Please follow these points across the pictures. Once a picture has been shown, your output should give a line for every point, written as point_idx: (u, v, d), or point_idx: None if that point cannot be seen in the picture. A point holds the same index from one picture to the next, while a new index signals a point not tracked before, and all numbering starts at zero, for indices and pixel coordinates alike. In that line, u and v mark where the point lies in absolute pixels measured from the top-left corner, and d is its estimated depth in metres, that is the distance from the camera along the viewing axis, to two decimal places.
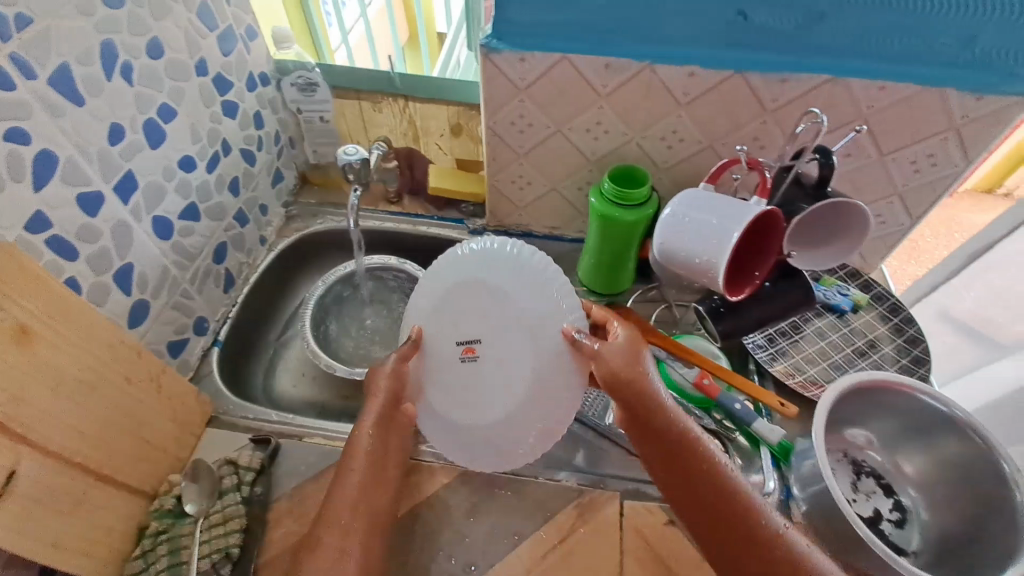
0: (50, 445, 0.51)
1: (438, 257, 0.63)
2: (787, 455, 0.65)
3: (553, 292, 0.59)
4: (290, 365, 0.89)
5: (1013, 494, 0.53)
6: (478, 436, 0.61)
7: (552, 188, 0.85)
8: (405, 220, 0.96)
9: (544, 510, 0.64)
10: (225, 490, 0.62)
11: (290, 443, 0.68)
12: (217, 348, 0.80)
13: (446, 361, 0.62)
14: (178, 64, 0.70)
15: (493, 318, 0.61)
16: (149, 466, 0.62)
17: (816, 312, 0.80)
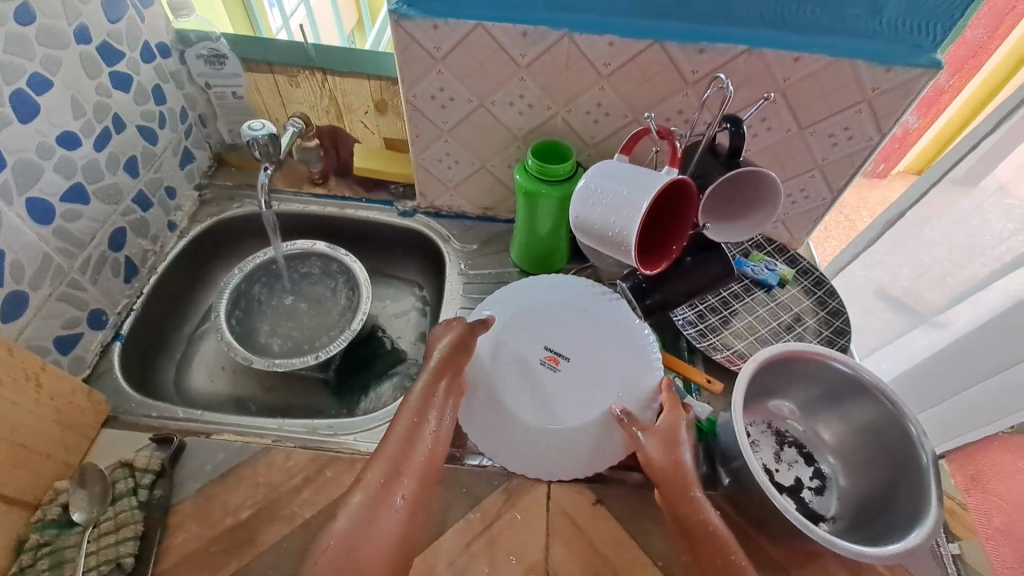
0: None
1: (528, 278, 0.74)
2: (713, 428, 0.65)
3: (629, 321, 0.70)
4: (205, 359, 0.84)
5: (918, 456, 0.54)
6: (544, 442, 0.63)
7: (480, 167, 0.82)
8: (332, 203, 0.91)
9: (470, 497, 0.62)
10: (118, 495, 0.57)
11: (195, 441, 0.63)
12: (119, 343, 0.74)
13: (530, 363, 0.67)
14: (54, 30, 0.63)
15: (578, 339, 0.69)
16: (30, 474, 0.56)
17: (744, 288, 0.81)
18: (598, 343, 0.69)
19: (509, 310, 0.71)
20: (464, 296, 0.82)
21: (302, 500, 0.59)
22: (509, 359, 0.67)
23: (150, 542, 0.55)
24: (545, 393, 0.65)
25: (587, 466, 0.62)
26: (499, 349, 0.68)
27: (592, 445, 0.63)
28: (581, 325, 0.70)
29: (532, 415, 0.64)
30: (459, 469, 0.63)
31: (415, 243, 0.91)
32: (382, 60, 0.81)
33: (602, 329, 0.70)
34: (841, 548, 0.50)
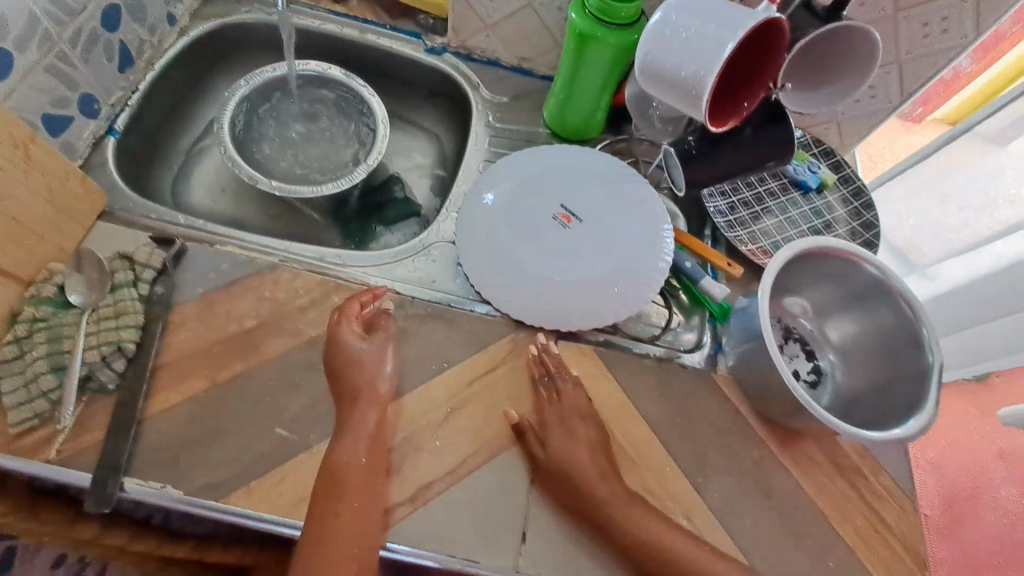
0: None
1: (548, 145, 0.74)
2: (726, 314, 0.66)
3: (646, 198, 0.69)
4: (205, 177, 0.78)
5: (925, 358, 0.55)
6: (545, 291, 0.63)
7: (527, 4, 0.73)
8: (352, 25, 0.81)
9: (477, 341, 0.61)
10: (118, 285, 0.54)
11: (198, 248, 0.59)
12: (113, 139, 0.68)
13: (542, 217, 0.67)
14: None
15: (597, 205, 0.69)
16: (23, 248, 0.52)
17: (781, 187, 0.78)
18: (612, 212, 0.69)
19: (525, 170, 0.70)
20: (489, 149, 0.76)
21: (310, 318, 0.58)
22: (524, 213, 0.67)
23: (153, 334, 0.54)
24: (552, 245, 0.66)
25: (581, 320, 0.63)
26: (514, 203, 0.68)
27: (591, 300, 0.64)
28: (598, 192, 0.70)
29: (537, 263, 0.65)
30: (469, 314, 0.63)
31: (440, 87, 0.84)
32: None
33: (619, 196, 0.69)
34: (854, 433, 0.53)
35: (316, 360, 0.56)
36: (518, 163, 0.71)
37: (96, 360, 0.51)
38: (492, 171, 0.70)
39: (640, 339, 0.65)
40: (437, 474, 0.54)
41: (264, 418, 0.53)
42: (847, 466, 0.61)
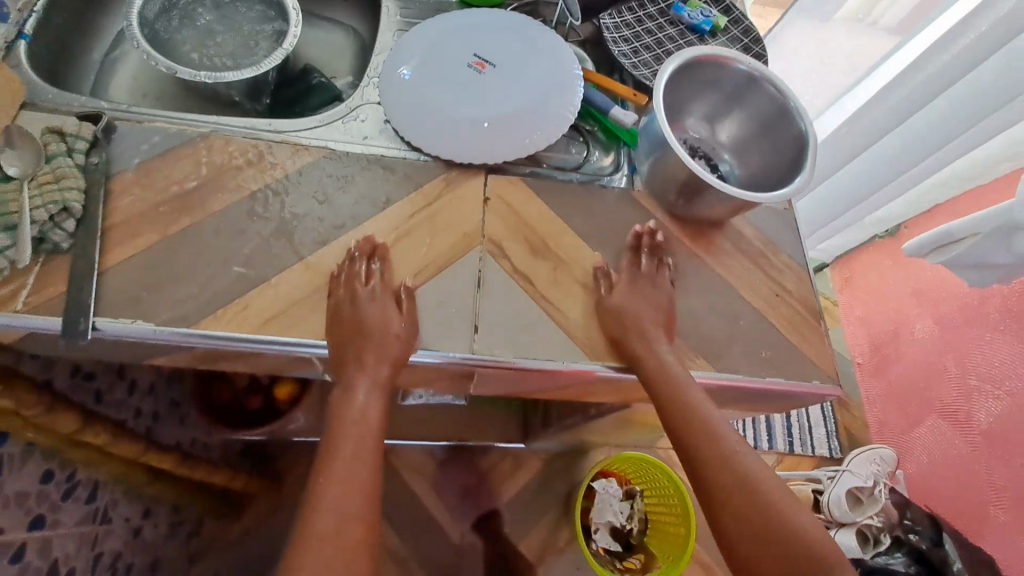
0: None
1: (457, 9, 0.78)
2: (634, 138, 0.73)
3: (552, 43, 0.75)
4: (123, 84, 0.78)
5: (801, 136, 0.63)
6: (468, 129, 0.68)
7: None
8: None
9: (412, 183, 0.66)
10: (53, 155, 0.56)
11: (126, 125, 0.61)
12: (25, 44, 0.67)
13: (458, 67, 0.72)
14: None
15: (507, 53, 0.74)
16: None
17: (679, 32, 0.84)
18: (522, 57, 0.74)
19: (433, 37, 0.75)
20: (400, 19, 0.78)
21: (249, 175, 0.61)
22: (441, 72, 0.72)
23: (96, 198, 0.56)
24: (471, 89, 0.71)
25: (505, 148, 0.68)
26: (430, 61, 0.73)
27: (512, 131, 0.69)
28: (506, 42, 0.75)
29: (458, 106, 0.70)
30: (401, 161, 0.67)
31: None
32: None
33: (525, 46, 0.75)
34: (749, 199, 0.63)
35: (259, 209, 0.60)
36: (428, 26, 0.75)
37: (44, 219, 0.53)
38: (404, 41, 0.74)
39: (563, 169, 0.71)
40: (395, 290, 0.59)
41: (221, 259, 0.57)
42: (752, 252, 0.70)
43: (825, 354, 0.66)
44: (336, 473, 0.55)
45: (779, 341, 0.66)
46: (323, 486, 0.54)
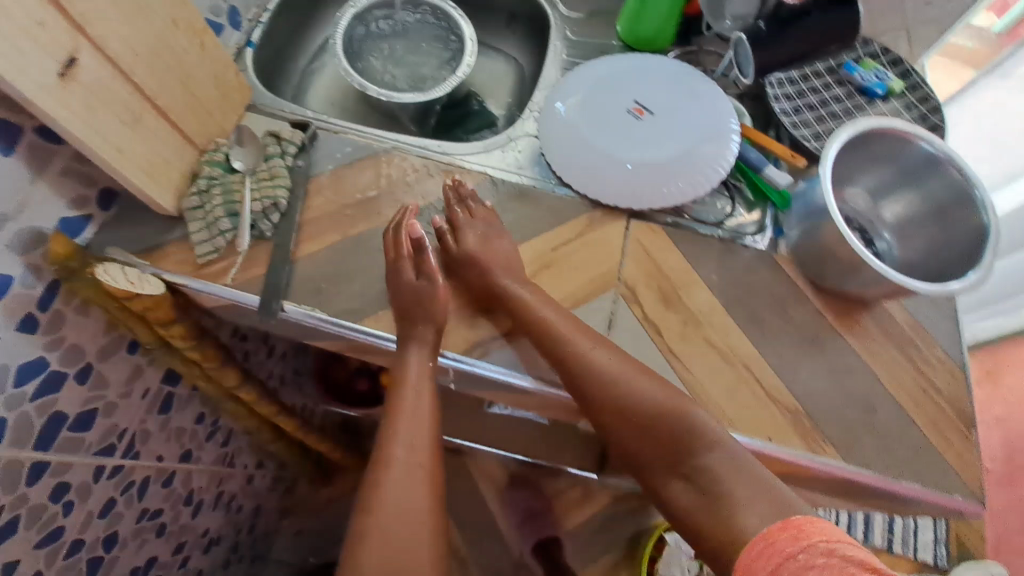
0: (112, 49, 0.51)
1: (620, 55, 0.80)
2: (786, 201, 0.71)
3: (714, 95, 0.75)
4: (318, 92, 0.90)
5: (982, 226, 0.59)
6: (619, 173, 0.70)
7: None
8: None
9: (559, 217, 0.70)
10: (271, 156, 0.67)
11: (326, 134, 0.71)
12: (250, 51, 0.78)
13: (617, 111, 0.74)
14: None
15: (668, 101, 0.75)
16: (200, 121, 0.64)
17: (847, 92, 0.81)
18: (682, 106, 0.74)
19: (596, 75, 0.77)
20: (566, 58, 0.83)
21: (418, 191, 0.68)
22: (600, 110, 0.74)
23: (297, 196, 0.65)
24: (627, 134, 0.72)
25: (654, 197, 0.69)
26: (590, 102, 0.75)
27: (662, 180, 0.69)
28: (668, 91, 0.75)
29: (613, 149, 0.71)
30: (551, 195, 0.70)
31: (520, 10, 0.92)
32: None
33: (686, 92, 0.75)
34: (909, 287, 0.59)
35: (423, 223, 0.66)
36: (591, 70, 0.78)
37: (259, 211, 0.63)
38: (568, 79, 0.77)
39: (704, 222, 0.71)
40: (432, 268, 0.62)
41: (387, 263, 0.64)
42: (902, 339, 0.66)
43: (975, 466, 0.60)
44: (401, 459, 0.56)
45: (920, 441, 0.61)
46: (392, 468, 0.55)
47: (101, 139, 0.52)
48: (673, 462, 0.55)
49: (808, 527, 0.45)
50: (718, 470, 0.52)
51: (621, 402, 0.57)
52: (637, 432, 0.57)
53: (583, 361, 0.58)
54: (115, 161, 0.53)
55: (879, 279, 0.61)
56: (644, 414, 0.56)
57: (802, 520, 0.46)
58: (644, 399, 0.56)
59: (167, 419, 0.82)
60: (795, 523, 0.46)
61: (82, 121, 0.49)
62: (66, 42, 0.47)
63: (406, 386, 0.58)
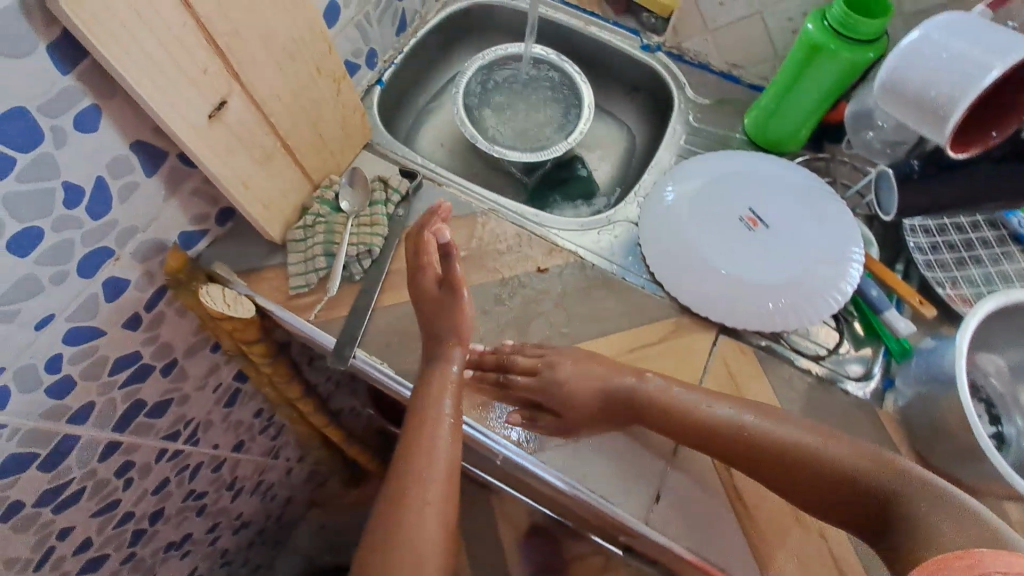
0: (256, 94, 0.55)
1: (742, 152, 0.75)
2: (904, 354, 0.64)
3: (839, 220, 0.68)
4: (431, 131, 0.92)
5: None
6: (717, 286, 0.65)
7: (757, 12, 0.75)
8: (578, 16, 0.88)
9: (643, 314, 0.66)
10: (375, 200, 0.68)
11: (430, 185, 0.72)
12: (378, 88, 0.82)
13: (729, 216, 0.69)
14: None
15: (787, 216, 0.69)
16: (319, 158, 0.67)
17: (997, 237, 0.70)
18: (801, 225, 0.68)
19: (713, 169, 0.73)
20: (683, 144, 0.80)
21: (506, 260, 0.68)
22: (709, 209, 0.70)
23: (390, 246, 0.66)
24: (734, 244, 0.67)
25: (749, 317, 0.64)
26: (701, 200, 0.71)
27: (762, 303, 0.64)
28: (788, 204, 0.70)
29: (716, 258, 0.66)
30: (640, 291, 0.68)
31: (643, 83, 0.89)
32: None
33: (808, 208, 0.69)
34: None
35: (503, 294, 0.66)
36: (709, 165, 0.74)
37: (352, 255, 0.64)
38: (682, 169, 0.74)
39: (802, 353, 0.65)
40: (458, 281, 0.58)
41: None
42: None
43: None
44: (423, 530, 0.49)
45: None
46: (404, 539, 0.48)
47: (231, 173, 0.55)
48: (880, 533, 0.46)
49: (1007, 558, 0.37)
50: (938, 521, 0.44)
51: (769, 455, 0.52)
52: (813, 493, 0.50)
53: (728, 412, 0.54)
54: (238, 192, 0.57)
55: (998, 479, 0.52)
56: (823, 476, 0.49)
57: (988, 552, 0.38)
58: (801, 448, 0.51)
59: (230, 413, 0.86)
60: (975, 554, 0.38)
61: (215, 156, 0.53)
62: (220, 87, 0.51)
63: (424, 423, 0.54)
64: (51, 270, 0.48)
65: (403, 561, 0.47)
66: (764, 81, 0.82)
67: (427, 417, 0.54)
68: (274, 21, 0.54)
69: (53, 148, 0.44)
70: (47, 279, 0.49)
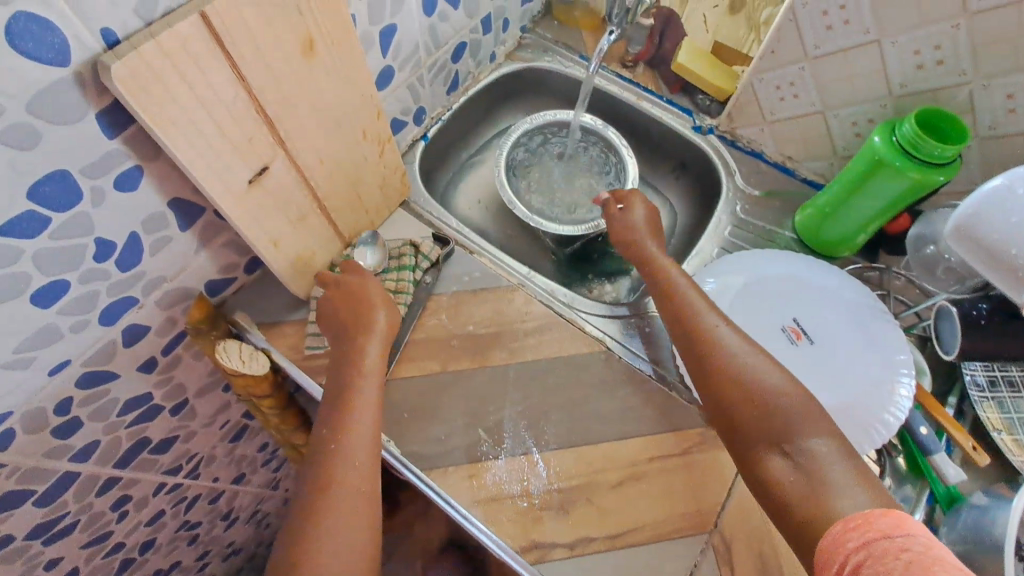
0: (298, 159, 0.54)
1: (788, 251, 0.71)
2: (951, 504, 0.57)
3: (889, 340, 0.63)
4: (469, 187, 0.91)
5: None
6: None
7: (819, 111, 0.71)
8: (631, 89, 0.87)
9: (671, 421, 0.60)
10: (404, 265, 0.66)
11: (461, 253, 0.70)
12: (423, 144, 0.82)
13: (769, 326, 0.65)
14: None
15: (831, 331, 0.65)
16: (353, 217, 0.66)
17: None
18: (846, 343, 0.64)
19: (759, 268, 0.69)
20: (728, 236, 0.76)
21: (529, 342, 0.65)
22: (752, 317, 0.66)
23: (412, 315, 0.65)
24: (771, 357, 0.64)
25: None
26: (740, 303, 0.67)
27: None
28: (833, 317, 0.65)
29: None
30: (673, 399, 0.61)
31: (693, 162, 0.86)
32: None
33: (858, 325, 0.64)
34: None
35: (523, 378, 0.62)
36: (752, 264, 0.70)
37: None
38: (724, 264, 0.70)
39: None
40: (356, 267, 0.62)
41: (470, 417, 0.60)
42: None
43: None
44: (358, 435, 0.52)
45: None
46: (344, 443, 0.52)
47: (262, 234, 0.55)
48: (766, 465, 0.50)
49: (911, 521, 0.41)
50: (839, 471, 0.48)
51: (723, 385, 0.54)
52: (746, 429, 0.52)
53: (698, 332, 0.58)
54: (267, 251, 0.56)
55: None
56: (760, 417, 0.52)
57: (905, 514, 0.42)
58: (757, 384, 0.53)
59: (234, 448, 0.85)
60: (897, 515, 0.42)
61: (247, 217, 0.52)
62: (263, 153, 0.51)
63: (350, 411, 0.53)
64: (73, 319, 0.48)
65: (341, 452, 0.51)
66: (818, 177, 0.79)
67: (353, 400, 0.54)
68: (324, 90, 0.54)
69: (89, 208, 0.44)
70: (68, 328, 0.49)
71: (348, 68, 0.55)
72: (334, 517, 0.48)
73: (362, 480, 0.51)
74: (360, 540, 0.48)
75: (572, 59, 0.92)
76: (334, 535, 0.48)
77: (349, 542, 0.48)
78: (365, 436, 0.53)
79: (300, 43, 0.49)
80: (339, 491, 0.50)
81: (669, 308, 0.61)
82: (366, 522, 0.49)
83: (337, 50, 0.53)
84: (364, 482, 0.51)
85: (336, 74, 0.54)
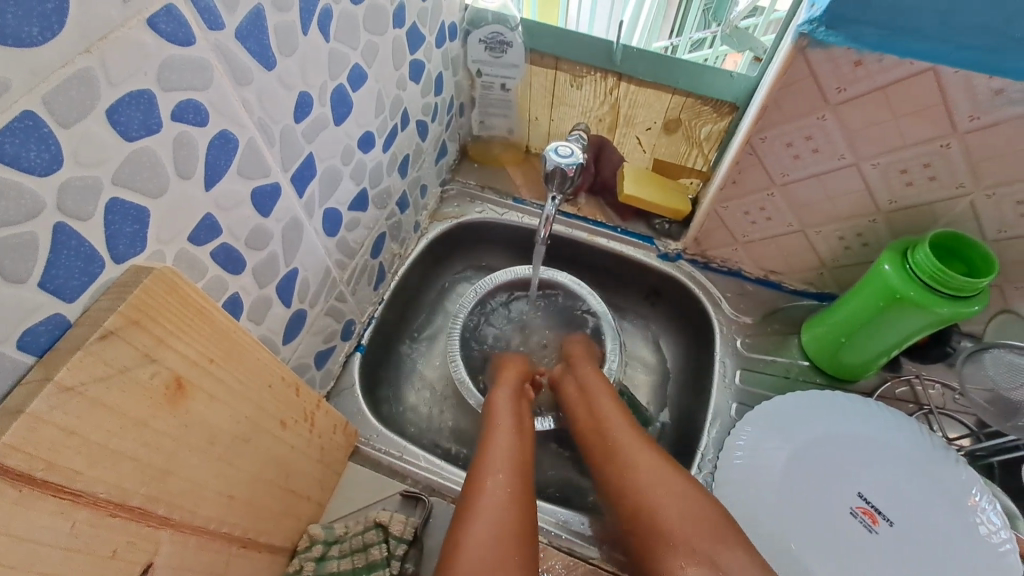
0: (196, 520, 0.38)
1: (807, 393, 0.63)
2: None
3: (957, 486, 0.55)
4: (423, 377, 0.74)
5: None
6: None
7: (797, 230, 0.62)
8: (581, 225, 0.77)
9: None
10: (374, 564, 0.51)
11: (444, 506, 0.56)
12: (360, 355, 0.66)
13: (834, 514, 0.56)
14: (377, 10, 0.49)
15: (899, 497, 0.56)
16: (291, 520, 0.50)
17: None
18: (918, 505, 0.55)
19: (790, 427, 0.60)
20: (738, 386, 0.66)
21: None
22: (809, 501, 0.57)
23: None
24: (859, 559, 0.53)
25: None
26: (790, 491, 0.57)
27: None
28: (891, 475, 0.57)
29: None
30: None
31: (667, 289, 0.75)
32: (746, 37, 0.61)
33: (921, 478, 0.57)
34: None
35: None
36: (783, 434, 0.60)
37: None
38: (753, 438, 0.60)
39: None
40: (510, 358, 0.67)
41: None
42: None
43: None
44: (500, 442, 0.52)
45: None
46: (489, 444, 0.52)
47: None
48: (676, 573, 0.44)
49: None
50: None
51: (643, 492, 0.48)
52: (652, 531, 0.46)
53: (613, 436, 0.53)
54: None
55: None
56: (667, 519, 0.46)
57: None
58: (676, 503, 0.46)
59: None
60: None
61: None
62: (142, 552, 0.34)
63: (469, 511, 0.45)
64: None
65: (462, 533, 0.44)
66: (807, 284, 0.69)
67: (478, 489, 0.47)
68: (213, 419, 0.39)
69: None
70: None
71: (241, 373, 0.41)
72: (480, 497, 0.46)
73: (507, 466, 0.49)
74: (501, 514, 0.45)
75: (505, 202, 0.80)
76: (476, 510, 0.45)
77: (489, 519, 0.44)
78: (505, 437, 0.52)
79: (162, 393, 0.34)
80: (486, 479, 0.48)
81: (576, 396, 0.60)
82: (511, 501, 0.46)
83: (219, 368, 0.38)
84: (508, 468, 0.49)
85: (225, 392, 0.39)
